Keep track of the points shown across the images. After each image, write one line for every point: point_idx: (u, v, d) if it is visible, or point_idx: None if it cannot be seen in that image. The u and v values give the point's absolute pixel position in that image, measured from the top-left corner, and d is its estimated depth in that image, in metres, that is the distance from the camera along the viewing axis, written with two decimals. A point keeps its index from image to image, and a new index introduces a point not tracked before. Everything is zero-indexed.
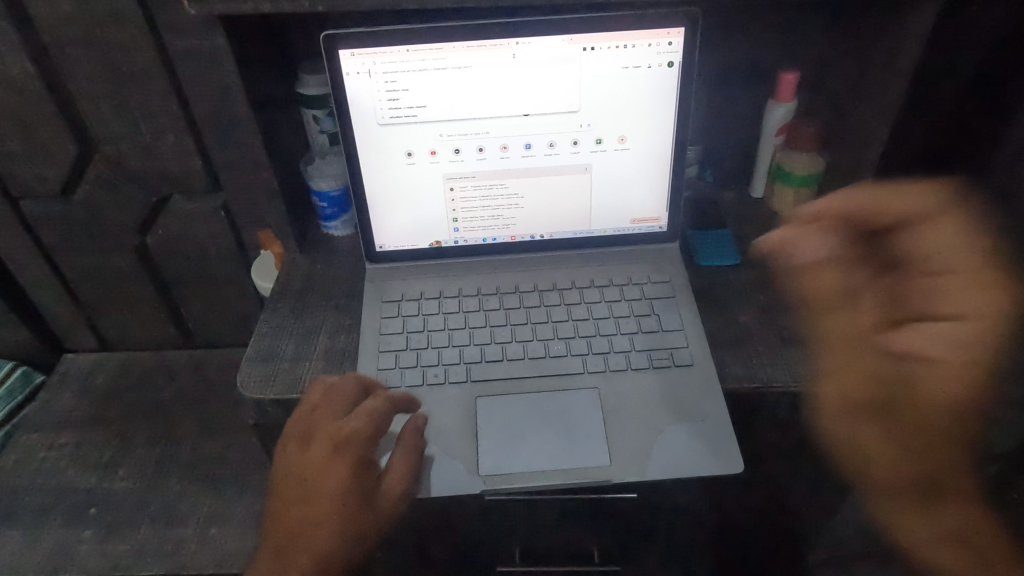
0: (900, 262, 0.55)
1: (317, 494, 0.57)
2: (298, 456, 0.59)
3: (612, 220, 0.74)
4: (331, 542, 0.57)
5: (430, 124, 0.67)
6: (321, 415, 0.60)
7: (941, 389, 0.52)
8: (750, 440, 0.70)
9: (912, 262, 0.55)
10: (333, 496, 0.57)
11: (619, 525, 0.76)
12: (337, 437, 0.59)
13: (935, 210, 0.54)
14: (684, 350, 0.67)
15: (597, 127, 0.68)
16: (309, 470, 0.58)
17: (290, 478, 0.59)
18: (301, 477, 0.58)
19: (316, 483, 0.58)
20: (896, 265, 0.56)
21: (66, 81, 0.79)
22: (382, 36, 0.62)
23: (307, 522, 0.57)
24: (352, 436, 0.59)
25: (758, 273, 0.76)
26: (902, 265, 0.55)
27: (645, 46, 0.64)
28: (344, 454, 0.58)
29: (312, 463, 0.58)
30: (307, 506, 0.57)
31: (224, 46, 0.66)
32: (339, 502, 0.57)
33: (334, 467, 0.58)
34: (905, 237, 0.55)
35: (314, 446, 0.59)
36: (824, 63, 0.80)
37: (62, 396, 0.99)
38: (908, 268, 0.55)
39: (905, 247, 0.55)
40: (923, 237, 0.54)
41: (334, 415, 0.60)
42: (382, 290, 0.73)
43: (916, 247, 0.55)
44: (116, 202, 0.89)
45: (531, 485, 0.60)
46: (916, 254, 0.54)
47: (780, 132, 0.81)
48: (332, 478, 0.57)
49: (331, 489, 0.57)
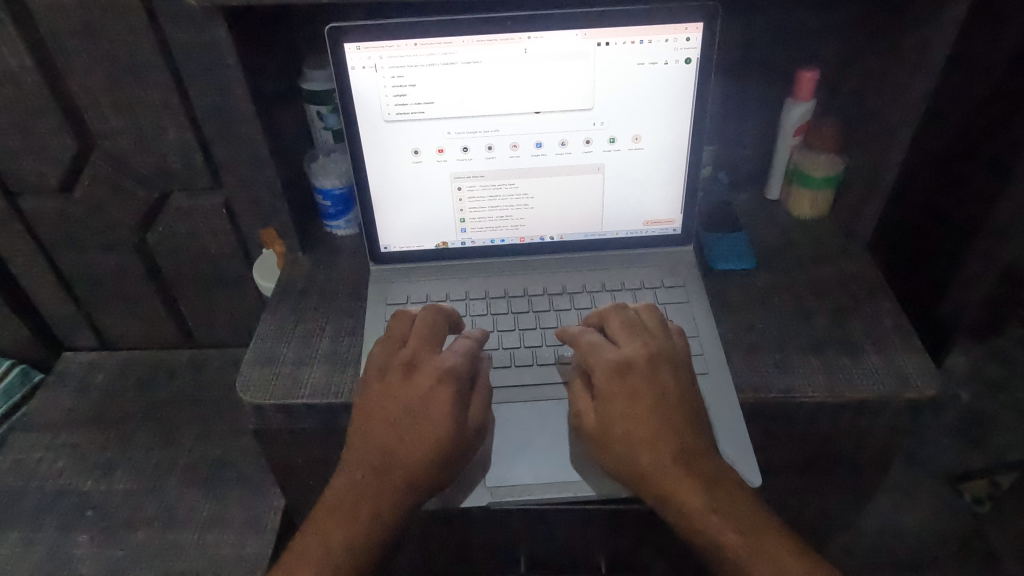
0: (630, 359, 0.57)
1: (421, 419, 0.55)
2: (398, 383, 0.57)
3: (625, 222, 0.72)
4: (425, 468, 0.55)
5: (438, 121, 0.65)
6: (420, 346, 0.59)
7: (694, 499, 0.52)
8: (766, 451, 0.68)
9: (637, 367, 0.56)
10: (439, 420, 0.55)
11: (629, 536, 0.73)
12: (445, 366, 0.57)
13: (650, 357, 0.57)
14: (699, 358, 0.65)
15: (610, 126, 0.66)
16: (414, 395, 0.56)
17: (378, 404, 0.56)
18: (401, 400, 0.56)
19: (421, 408, 0.56)
20: (616, 369, 0.56)
21: (64, 74, 0.77)
22: (389, 29, 0.59)
23: (403, 447, 0.55)
24: (459, 369, 0.58)
25: (775, 278, 0.74)
26: (629, 364, 0.57)
27: (663, 41, 0.62)
28: (451, 383, 0.57)
29: (416, 390, 0.56)
30: (407, 431, 0.55)
31: (226, 38, 0.64)
32: (443, 430, 0.55)
33: (440, 393, 0.56)
34: (630, 351, 0.57)
35: (421, 374, 0.57)
36: (844, 62, 0.78)
37: (59, 396, 0.97)
38: (636, 371, 0.56)
39: (633, 353, 0.57)
40: (653, 357, 0.57)
41: (430, 348, 0.59)
42: (387, 292, 0.71)
43: (638, 355, 0.57)
44: (115, 198, 0.87)
45: (539, 497, 0.58)
46: (642, 361, 0.57)
47: (798, 132, 0.79)
48: (436, 405, 0.56)
49: (437, 415, 0.55)
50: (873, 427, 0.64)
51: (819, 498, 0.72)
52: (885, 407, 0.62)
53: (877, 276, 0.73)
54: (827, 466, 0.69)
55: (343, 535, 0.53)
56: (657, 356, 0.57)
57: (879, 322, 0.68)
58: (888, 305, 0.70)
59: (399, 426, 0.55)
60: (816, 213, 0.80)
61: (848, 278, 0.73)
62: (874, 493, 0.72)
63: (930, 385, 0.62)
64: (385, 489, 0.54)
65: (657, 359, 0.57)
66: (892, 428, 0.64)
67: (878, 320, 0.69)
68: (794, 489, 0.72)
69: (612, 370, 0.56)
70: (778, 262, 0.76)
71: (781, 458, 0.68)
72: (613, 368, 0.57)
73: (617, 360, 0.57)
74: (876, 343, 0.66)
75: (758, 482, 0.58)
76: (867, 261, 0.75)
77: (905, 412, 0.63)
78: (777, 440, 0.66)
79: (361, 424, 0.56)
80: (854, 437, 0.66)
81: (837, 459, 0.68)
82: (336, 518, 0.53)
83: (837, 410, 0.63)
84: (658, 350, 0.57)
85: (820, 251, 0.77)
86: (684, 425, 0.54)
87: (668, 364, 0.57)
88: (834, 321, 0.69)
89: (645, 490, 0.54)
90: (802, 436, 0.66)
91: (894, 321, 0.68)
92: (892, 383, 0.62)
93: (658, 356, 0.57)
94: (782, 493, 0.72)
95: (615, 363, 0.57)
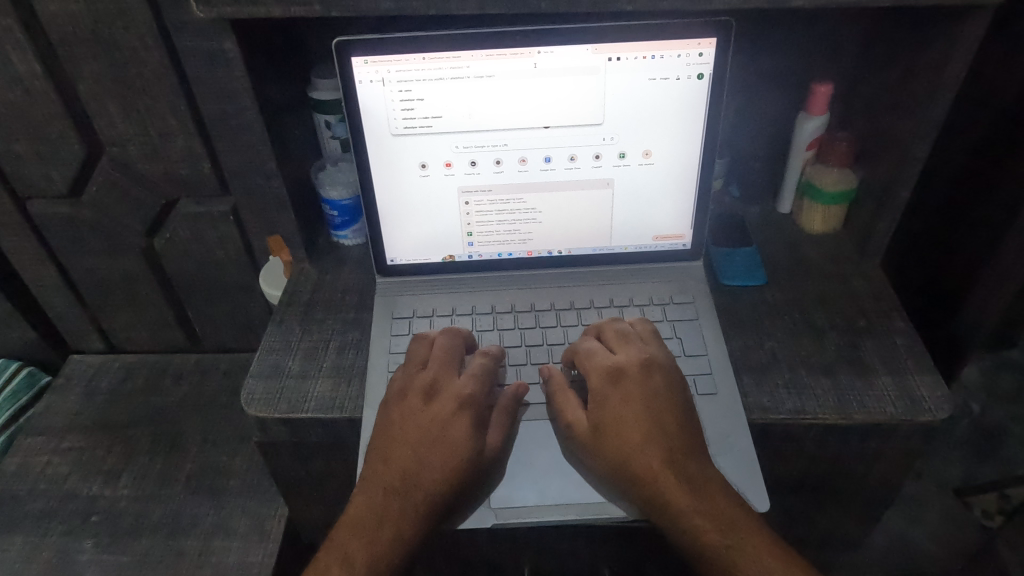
0: (623, 366, 0.58)
1: (442, 443, 0.56)
2: (417, 408, 0.58)
3: (634, 237, 0.71)
4: (446, 490, 0.55)
5: (446, 135, 0.64)
6: (439, 369, 0.60)
7: (679, 498, 0.52)
8: (775, 471, 0.67)
9: (630, 372, 0.58)
10: (459, 445, 0.56)
11: (634, 548, 0.73)
12: (465, 394, 0.58)
13: (643, 364, 0.58)
14: (707, 376, 0.64)
15: (621, 141, 0.65)
16: (435, 419, 0.57)
17: (396, 427, 0.57)
18: (421, 424, 0.57)
19: (442, 432, 0.56)
20: (609, 375, 0.58)
21: (73, 80, 0.76)
22: (397, 43, 0.59)
23: (425, 470, 0.55)
24: (475, 394, 0.59)
25: (786, 295, 0.73)
26: (622, 369, 0.58)
27: (675, 56, 0.61)
28: (471, 409, 0.58)
29: (438, 414, 0.57)
30: (428, 454, 0.55)
31: (233, 50, 0.63)
32: (464, 454, 0.56)
33: (460, 417, 0.57)
34: (624, 358, 0.59)
35: (442, 399, 0.58)
36: (858, 75, 0.77)
37: (65, 399, 0.97)
38: (628, 376, 0.58)
39: (626, 360, 0.59)
40: (646, 363, 0.58)
41: (450, 369, 0.60)
42: (393, 305, 0.71)
43: (632, 362, 0.59)
44: (123, 205, 0.87)
45: (544, 518, 0.57)
46: (635, 367, 0.58)
47: (811, 146, 0.78)
48: (457, 431, 0.56)
49: (458, 440, 0.56)
50: (884, 449, 0.63)
51: (826, 515, 0.72)
52: (896, 430, 0.61)
53: (890, 294, 0.72)
54: (836, 485, 0.68)
55: (369, 556, 0.53)
56: (650, 362, 0.58)
57: (891, 341, 0.67)
58: (900, 324, 0.69)
59: (419, 449, 0.56)
60: (828, 228, 0.80)
61: (859, 296, 0.72)
62: (882, 512, 0.71)
63: (943, 409, 0.61)
64: (408, 511, 0.54)
65: (650, 365, 0.58)
66: (904, 451, 0.63)
67: (890, 340, 0.68)
68: (802, 506, 0.71)
69: (605, 375, 0.58)
70: (789, 278, 0.75)
71: (790, 478, 0.67)
72: (606, 372, 0.58)
73: (610, 366, 0.58)
74: (888, 363, 0.65)
75: (765, 507, 0.57)
76: (880, 278, 0.74)
77: (917, 435, 0.62)
78: (785, 460, 0.65)
79: (382, 445, 0.56)
80: (864, 459, 0.65)
81: (845, 478, 0.67)
82: (359, 538, 0.53)
83: (847, 432, 0.62)
84: (652, 357, 0.59)
85: (831, 267, 0.76)
86: (673, 428, 0.55)
87: (661, 371, 0.58)
88: (844, 339, 0.68)
89: (631, 491, 0.55)
90: (811, 456, 0.65)
91: (906, 341, 0.67)
92: (904, 405, 0.62)
93: (652, 362, 0.58)
94: (789, 510, 0.72)
95: (608, 368, 0.58)
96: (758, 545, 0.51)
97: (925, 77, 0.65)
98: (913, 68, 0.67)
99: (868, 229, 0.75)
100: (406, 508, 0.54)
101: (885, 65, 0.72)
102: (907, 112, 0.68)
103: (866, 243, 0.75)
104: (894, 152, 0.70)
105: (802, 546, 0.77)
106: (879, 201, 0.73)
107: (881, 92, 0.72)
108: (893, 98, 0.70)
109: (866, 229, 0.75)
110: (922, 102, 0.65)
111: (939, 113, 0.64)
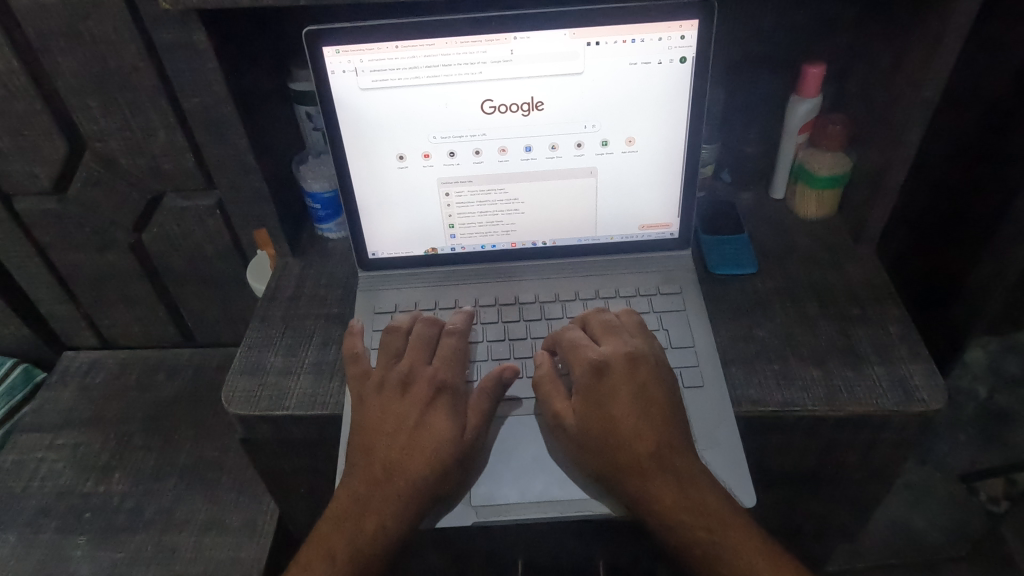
0: (608, 359, 0.56)
1: (422, 432, 0.56)
2: (394, 400, 0.57)
3: (619, 226, 0.70)
4: (429, 475, 0.54)
5: (422, 126, 0.63)
6: (413, 360, 0.60)
7: (664, 492, 0.52)
8: (767, 465, 0.65)
9: (615, 367, 0.56)
10: (438, 433, 0.56)
11: (627, 538, 0.72)
12: (439, 379, 0.58)
13: (629, 358, 0.56)
14: (693, 369, 0.63)
15: (602, 128, 0.63)
16: (413, 408, 0.57)
17: (375, 412, 0.57)
18: (400, 412, 0.56)
19: (420, 423, 0.56)
20: (594, 369, 0.56)
21: (50, 75, 0.75)
22: (368, 32, 0.57)
23: (406, 458, 0.55)
24: (452, 381, 0.59)
25: (777, 283, 0.71)
26: (607, 364, 0.56)
27: (656, 40, 0.59)
28: (445, 395, 0.58)
29: (416, 403, 0.57)
30: (407, 443, 0.55)
31: (203, 41, 0.61)
32: (444, 441, 0.55)
33: (442, 403, 0.57)
34: (609, 352, 0.57)
35: (416, 389, 0.58)
36: (850, 55, 0.75)
37: (59, 395, 0.96)
38: (612, 372, 0.56)
39: (611, 353, 0.57)
40: (631, 358, 0.56)
41: (423, 358, 0.60)
42: (374, 300, 0.70)
43: (617, 355, 0.57)
44: (108, 200, 0.86)
45: (525, 517, 0.56)
46: (620, 362, 0.56)
47: (803, 129, 0.76)
48: (435, 416, 0.56)
49: (436, 431, 0.56)
50: (876, 440, 0.62)
51: (821, 505, 0.70)
52: (888, 421, 0.60)
53: (885, 281, 0.70)
54: (828, 476, 0.66)
55: (348, 546, 0.52)
56: (636, 357, 0.56)
57: (885, 330, 0.65)
58: (892, 311, 0.67)
59: (400, 435, 0.56)
60: (822, 214, 0.78)
61: (853, 283, 0.70)
62: (876, 502, 0.69)
63: (937, 399, 0.59)
64: (389, 500, 0.53)
65: (636, 360, 0.56)
66: (897, 443, 0.62)
67: (884, 328, 0.66)
68: (795, 496, 0.70)
69: (591, 370, 0.56)
70: (781, 266, 0.73)
71: (782, 470, 0.66)
72: (591, 367, 0.56)
73: (595, 360, 0.56)
74: (881, 352, 0.64)
75: (752, 503, 0.56)
76: (875, 265, 0.72)
77: (912, 427, 0.60)
78: (776, 453, 0.64)
79: (363, 435, 0.56)
80: (857, 450, 0.63)
81: (837, 469, 0.65)
82: (342, 528, 0.53)
83: (838, 424, 0.60)
84: (638, 351, 0.57)
85: (825, 254, 0.74)
86: (662, 425, 0.54)
87: (646, 365, 0.56)
88: (837, 328, 0.66)
89: (616, 487, 0.54)
90: (802, 448, 0.63)
91: (901, 329, 0.65)
92: (898, 396, 0.60)
93: (637, 357, 0.56)
94: (783, 500, 0.70)
95: (593, 361, 0.56)
96: (746, 537, 0.51)
97: (920, 55, 0.62)
98: (907, 46, 0.64)
99: (865, 214, 0.72)
100: (385, 500, 0.53)
101: (879, 45, 0.69)
102: (901, 93, 0.65)
103: (863, 229, 0.72)
104: (888, 135, 0.67)
105: (796, 534, 0.76)
106: (873, 186, 0.70)
107: (876, 73, 0.70)
108: (888, 79, 0.68)
109: (862, 213, 0.73)
110: (916, 81, 0.63)
111: (935, 92, 0.61)
